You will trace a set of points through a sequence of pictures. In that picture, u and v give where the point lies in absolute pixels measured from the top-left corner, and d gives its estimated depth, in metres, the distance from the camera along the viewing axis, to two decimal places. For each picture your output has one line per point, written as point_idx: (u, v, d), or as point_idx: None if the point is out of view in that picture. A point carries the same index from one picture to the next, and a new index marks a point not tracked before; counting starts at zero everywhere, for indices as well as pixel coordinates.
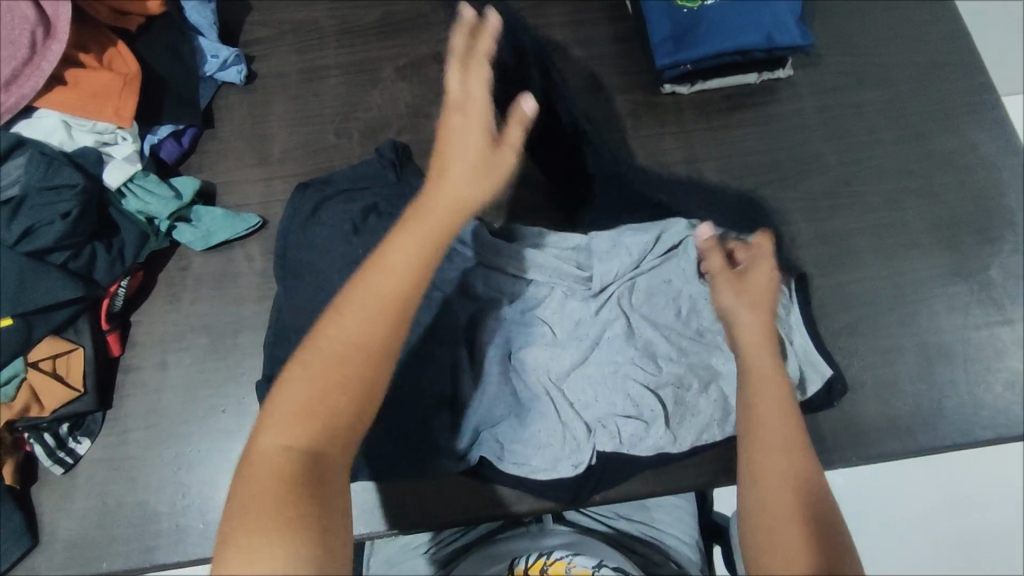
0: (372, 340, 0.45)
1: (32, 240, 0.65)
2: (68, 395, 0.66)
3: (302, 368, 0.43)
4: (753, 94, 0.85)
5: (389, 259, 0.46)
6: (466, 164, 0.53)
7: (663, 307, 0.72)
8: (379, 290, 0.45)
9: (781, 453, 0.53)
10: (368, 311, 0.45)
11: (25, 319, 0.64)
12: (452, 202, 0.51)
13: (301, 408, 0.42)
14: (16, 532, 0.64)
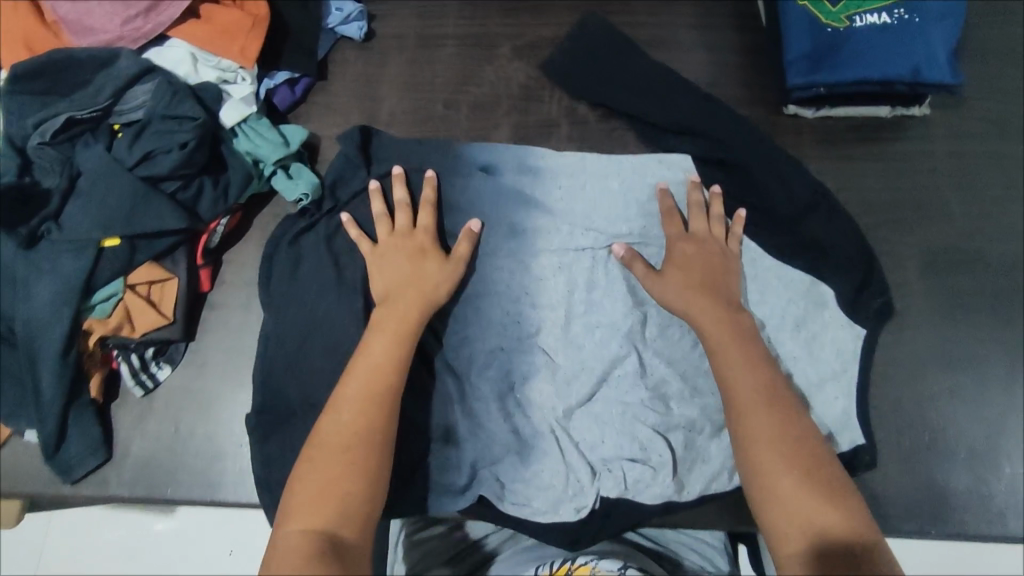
0: (364, 439, 0.56)
1: (149, 165, 0.67)
2: (158, 321, 0.67)
3: (309, 465, 0.55)
4: (882, 128, 0.80)
5: (374, 352, 0.61)
6: (425, 267, 0.67)
7: (674, 340, 0.71)
8: (371, 376, 0.59)
9: (773, 441, 0.54)
10: (354, 405, 0.58)
11: (130, 241, 0.66)
12: (423, 302, 0.65)
13: (315, 499, 0.52)
14: (94, 444, 0.66)
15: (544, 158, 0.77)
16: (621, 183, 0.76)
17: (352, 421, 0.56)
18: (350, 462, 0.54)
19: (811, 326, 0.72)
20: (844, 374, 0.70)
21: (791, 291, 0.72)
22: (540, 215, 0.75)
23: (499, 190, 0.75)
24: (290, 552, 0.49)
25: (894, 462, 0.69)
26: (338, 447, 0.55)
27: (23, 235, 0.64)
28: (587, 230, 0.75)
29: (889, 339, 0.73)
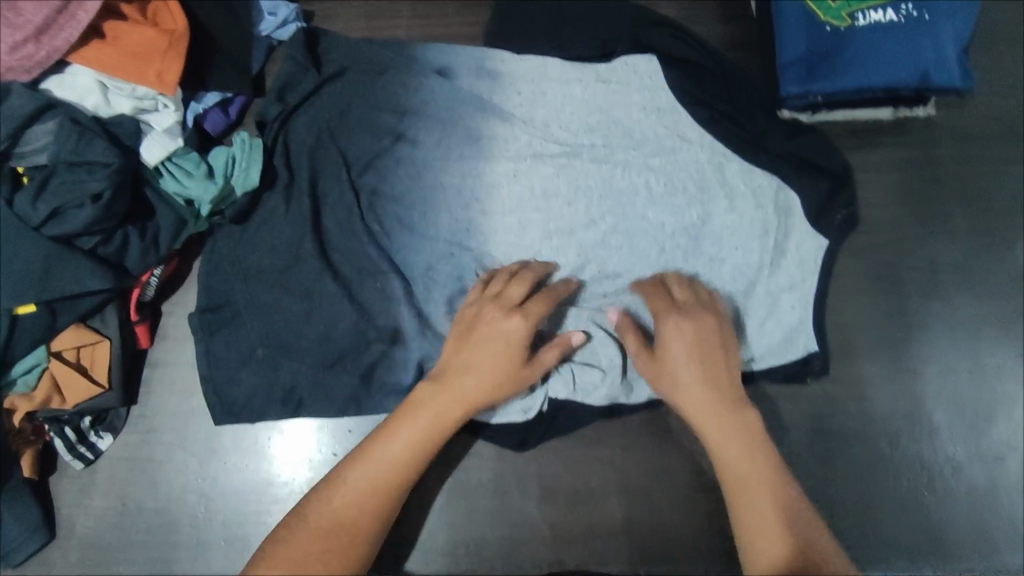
0: (361, 524, 0.49)
1: (59, 223, 0.58)
2: (92, 390, 0.61)
3: (291, 538, 0.47)
4: (883, 132, 0.73)
5: (477, 372, 0.56)
6: (488, 366, 0.56)
7: (632, 242, 0.67)
8: (386, 470, 0.51)
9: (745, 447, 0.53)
10: (358, 499, 0.49)
11: (49, 306, 0.59)
12: (463, 402, 0.55)
13: (313, 554, 0.46)
14: (32, 526, 0.61)
15: (503, 61, 0.72)
16: (585, 88, 0.71)
17: (398, 464, 0.52)
18: (358, 541, 0.48)
19: (773, 230, 0.67)
20: (801, 282, 0.67)
21: (755, 191, 0.68)
22: (495, 121, 0.70)
23: (457, 95, 0.71)
24: (303, 560, 0.45)
25: (892, 504, 0.65)
26: (377, 475, 0.51)
27: None
28: (543, 140, 0.70)
29: (891, 368, 0.67)
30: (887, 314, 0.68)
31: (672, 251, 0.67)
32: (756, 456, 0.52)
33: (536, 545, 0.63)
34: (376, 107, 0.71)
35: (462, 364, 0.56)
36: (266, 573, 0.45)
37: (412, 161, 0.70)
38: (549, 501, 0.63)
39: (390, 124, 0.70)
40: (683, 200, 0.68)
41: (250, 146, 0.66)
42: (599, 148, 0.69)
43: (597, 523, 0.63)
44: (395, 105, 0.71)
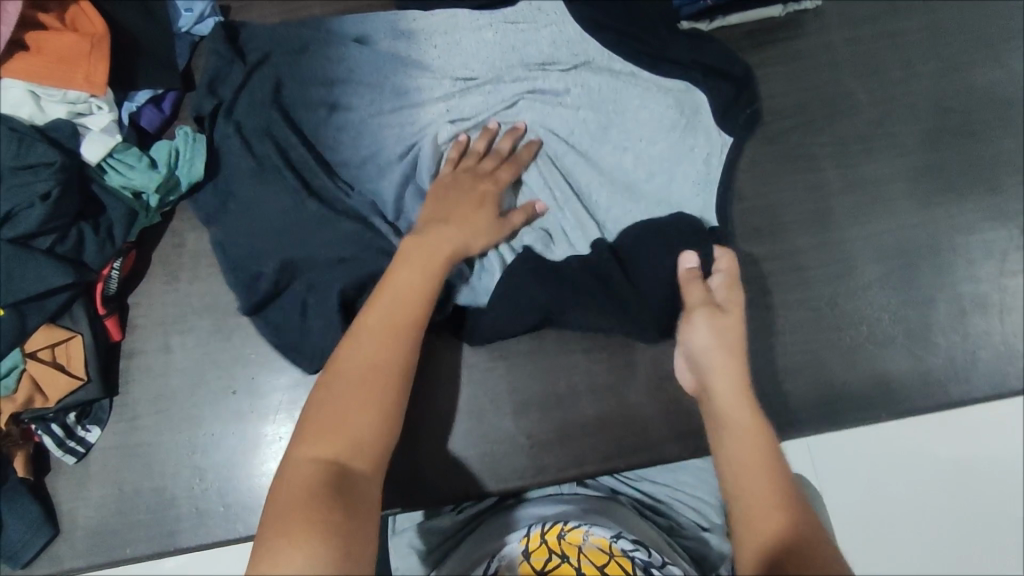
0: (383, 369, 0.55)
1: (14, 224, 0.61)
2: (72, 384, 0.64)
3: (318, 412, 0.52)
4: (777, 29, 0.78)
5: (454, 226, 0.64)
6: (473, 219, 0.65)
7: (557, 141, 0.73)
8: (400, 308, 0.58)
9: (755, 457, 0.54)
10: (376, 340, 0.56)
11: (16, 308, 0.61)
12: (450, 250, 0.62)
13: (329, 424, 0.51)
14: (35, 522, 0.63)
15: (415, 20, 0.75)
16: (496, 33, 0.75)
17: (400, 311, 0.58)
18: (387, 379, 0.55)
19: (681, 129, 0.72)
20: (705, 176, 0.72)
21: (663, 91, 0.74)
22: (414, 76, 0.74)
23: (374, 50, 0.74)
24: (343, 410, 0.52)
25: (840, 359, 0.69)
26: (387, 326, 0.57)
27: None
28: (463, 85, 0.74)
29: (816, 239, 0.72)
30: (805, 190, 0.74)
31: (599, 156, 0.72)
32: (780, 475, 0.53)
33: (520, 455, 0.67)
34: (305, 84, 0.73)
35: (441, 219, 0.64)
36: (307, 440, 0.51)
37: (344, 119, 0.73)
38: (523, 413, 0.68)
39: (322, 101, 0.73)
40: (599, 111, 0.73)
41: (191, 139, 0.69)
42: (516, 81, 0.74)
43: (571, 422, 0.67)
44: (324, 81, 0.73)
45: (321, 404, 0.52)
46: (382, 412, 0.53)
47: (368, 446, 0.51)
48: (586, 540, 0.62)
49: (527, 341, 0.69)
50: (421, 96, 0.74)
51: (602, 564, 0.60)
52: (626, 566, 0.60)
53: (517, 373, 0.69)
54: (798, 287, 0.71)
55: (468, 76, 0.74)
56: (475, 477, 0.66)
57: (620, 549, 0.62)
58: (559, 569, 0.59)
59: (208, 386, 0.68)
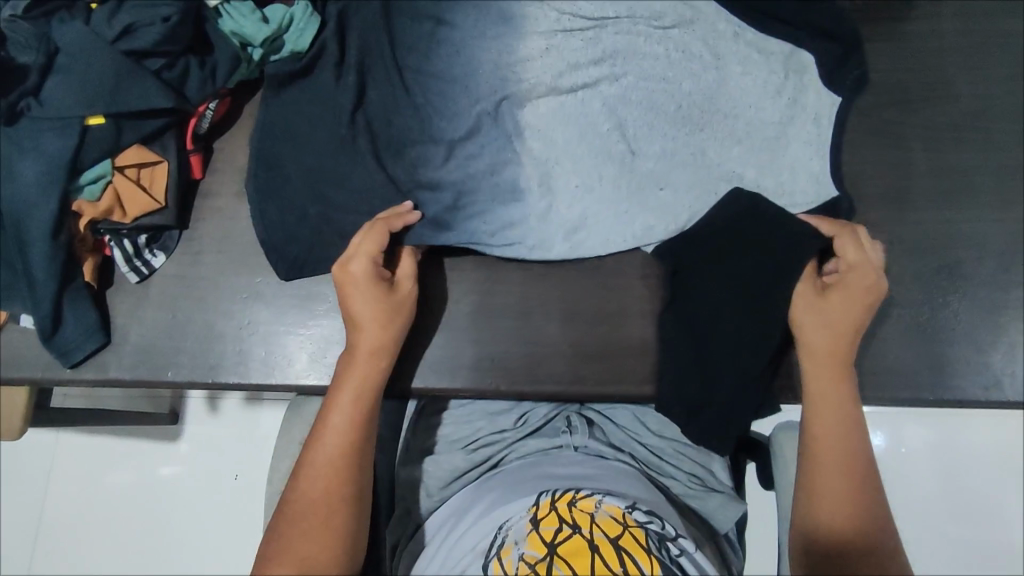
0: (337, 496, 0.59)
1: (131, 39, 0.64)
2: (150, 206, 0.66)
3: (281, 533, 0.57)
4: (888, 8, 0.77)
5: (369, 330, 0.62)
6: (373, 317, 0.62)
7: (665, 88, 0.71)
8: (338, 437, 0.60)
9: (843, 456, 0.61)
10: (324, 467, 0.59)
11: (116, 120, 0.64)
12: (374, 351, 0.62)
13: (290, 553, 0.56)
14: (92, 327, 0.65)
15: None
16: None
17: (340, 433, 0.60)
18: (341, 505, 0.58)
19: (790, 89, 0.72)
20: (816, 139, 0.71)
21: (767, 52, 0.73)
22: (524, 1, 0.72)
23: None
24: (301, 543, 0.57)
25: (895, 335, 0.68)
26: (334, 442, 0.60)
27: (3, 110, 0.61)
28: (572, 15, 0.72)
29: (892, 215, 0.71)
30: (890, 165, 0.73)
31: (711, 112, 0.71)
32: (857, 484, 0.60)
33: (557, 362, 0.67)
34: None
35: (359, 322, 0.62)
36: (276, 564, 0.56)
37: (447, 30, 0.71)
38: (570, 322, 0.68)
39: (428, 7, 0.72)
40: (705, 64, 0.72)
41: (308, 10, 0.70)
42: (633, 20, 0.73)
43: (617, 340, 0.67)
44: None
45: (286, 532, 0.57)
46: (337, 547, 0.57)
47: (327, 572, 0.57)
48: (598, 509, 0.62)
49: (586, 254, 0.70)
50: (528, 25, 0.72)
51: (615, 535, 0.59)
52: (640, 537, 0.59)
53: (571, 284, 0.69)
54: None
55: (578, 10, 0.72)
56: (512, 374, 0.66)
57: (634, 520, 0.61)
58: (571, 541, 0.58)
59: None
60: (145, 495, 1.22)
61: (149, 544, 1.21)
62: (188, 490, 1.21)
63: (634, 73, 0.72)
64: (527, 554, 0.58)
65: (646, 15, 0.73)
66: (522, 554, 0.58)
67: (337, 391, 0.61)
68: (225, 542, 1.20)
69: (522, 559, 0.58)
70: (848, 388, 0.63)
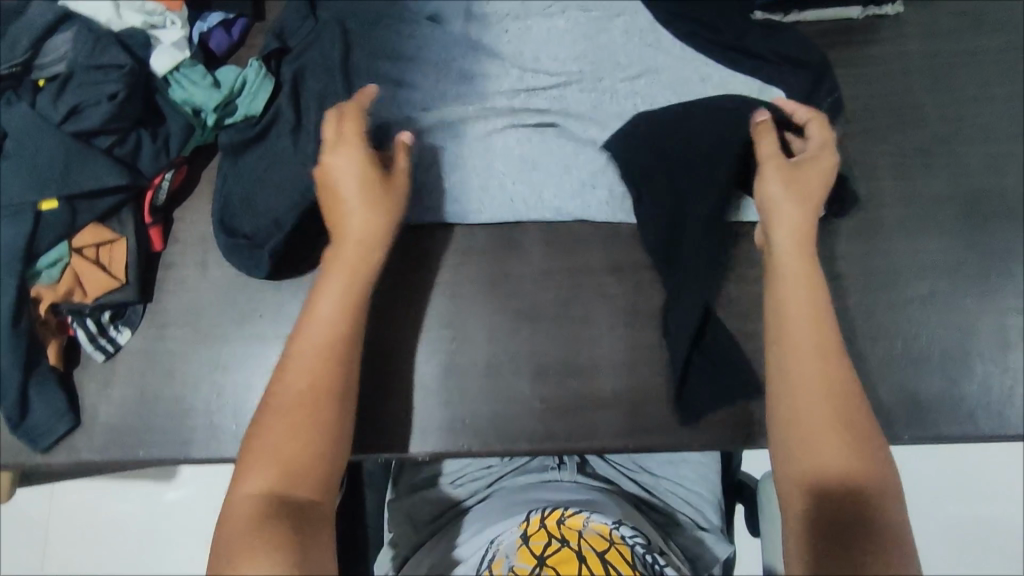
0: (321, 381, 0.56)
1: (78, 120, 0.63)
2: (110, 284, 0.65)
3: (263, 428, 0.54)
4: (852, 32, 0.76)
5: (356, 207, 0.62)
6: (356, 206, 0.62)
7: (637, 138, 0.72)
8: (325, 329, 0.58)
9: (816, 369, 0.54)
10: (308, 355, 0.57)
11: (69, 202, 0.63)
12: (352, 262, 0.61)
13: (273, 449, 0.52)
14: (60, 410, 0.65)
15: (488, 4, 0.76)
16: (568, 20, 0.76)
17: (321, 346, 0.57)
18: (328, 393, 0.55)
19: None
20: None
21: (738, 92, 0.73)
22: (488, 60, 0.75)
23: (442, 9, 0.76)
24: (279, 438, 0.53)
25: (871, 372, 0.67)
26: (315, 344, 0.57)
27: None
28: (536, 72, 0.74)
29: (863, 248, 0.70)
30: (859, 197, 0.72)
31: None
32: (845, 411, 0.53)
33: (529, 419, 0.66)
34: (374, 54, 0.74)
35: (351, 210, 0.62)
36: (250, 474, 0.52)
37: (411, 90, 0.73)
38: (541, 377, 0.67)
39: (388, 68, 0.73)
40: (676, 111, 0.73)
41: (261, 71, 0.70)
42: (598, 73, 0.75)
43: (587, 393, 0.67)
44: (392, 52, 0.74)
45: (262, 440, 0.53)
46: (326, 439, 0.54)
47: (311, 460, 0.53)
48: (586, 525, 0.60)
49: (553, 306, 0.69)
50: (495, 85, 0.74)
51: (602, 549, 0.57)
52: (627, 552, 0.57)
53: (541, 339, 0.68)
54: (838, 294, 0.69)
55: (543, 67, 0.75)
56: (484, 433, 0.66)
57: (621, 536, 0.60)
58: (560, 553, 0.56)
59: (240, 307, 0.70)
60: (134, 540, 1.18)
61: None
62: (168, 539, 1.14)
63: (603, 124, 0.73)
64: (517, 566, 0.56)
65: (608, 66, 0.75)
66: (511, 565, 0.56)
67: (318, 299, 0.60)
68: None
69: (512, 571, 0.56)
70: (819, 325, 0.56)
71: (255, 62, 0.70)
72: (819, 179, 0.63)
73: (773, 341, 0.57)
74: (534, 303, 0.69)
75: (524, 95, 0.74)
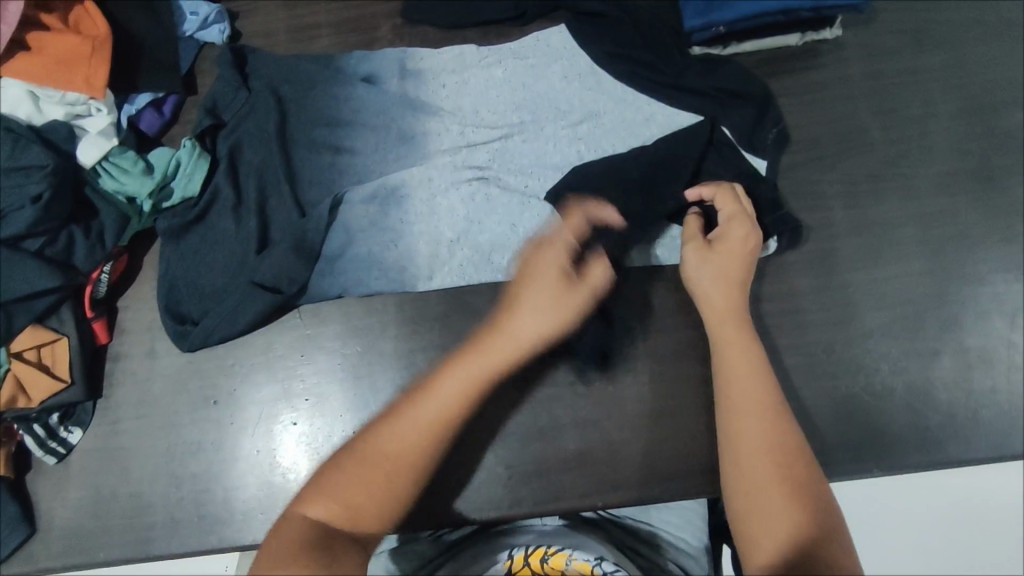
0: (423, 443, 0.51)
1: (4, 225, 0.61)
2: (55, 386, 0.64)
3: (335, 471, 0.49)
4: (793, 59, 0.75)
5: (538, 307, 0.57)
6: (545, 283, 0.57)
7: None
8: (456, 394, 0.53)
9: (760, 417, 0.55)
10: (418, 428, 0.51)
11: (4, 309, 0.62)
12: (519, 341, 0.56)
13: (339, 483, 0.49)
14: (13, 520, 0.64)
15: (422, 59, 0.75)
16: (505, 70, 0.75)
17: (434, 419, 0.51)
18: (422, 451, 0.51)
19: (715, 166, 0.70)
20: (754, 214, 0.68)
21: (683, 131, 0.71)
22: (426, 118, 0.73)
23: (377, 69, 0.75)
24: (354, 477, 0.49)
25: (835, 409, 0.67)
26: (441, 409, 0.52)
27: None
28: (475, 127, 0.73)
29: (818, 282, 0.70)
30: (811, 228, 0.71)
31: None
32: (786, 455, 0.53)
33: (494, 487, 0.65)
34: (309, 121, 0.72)
35: (518, 306, 0.57)
36: (319, 501, 0.48)
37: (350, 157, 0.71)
38: (503, 442, 0.66)
39: (323, 135, 0.72)
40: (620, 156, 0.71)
41: (195, 151, 0.68)
42: (540, 122, 0.73)
43: (551, 455, 0.66)
44: (327, 117, 0.72)
45: (341, 473, 0.49)
46: (396, 501, 0.49)
47: (375, 509, 0.49)
48: (569, 564, 0.59)
49: (510, 368, 0.68)
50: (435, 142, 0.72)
51: None
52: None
53: (500, 403, 0.67)
54: (796, 331, 0.69)
55: (482, 121, 0.73)
56: (450, 507, 0.65)
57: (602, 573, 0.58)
58: None
59: (192, 394, 0.68)
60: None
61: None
62: None
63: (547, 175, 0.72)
64: None
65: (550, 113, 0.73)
66: None
67: (438, 379, 0.54)
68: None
69: None
70: (757, 368, 0.58)
71: (188, 141, 0.68)
72: (738, 252, 0.64)
73: (721, 385, 0.59)
74: None
75: (465, 151, 0.72)
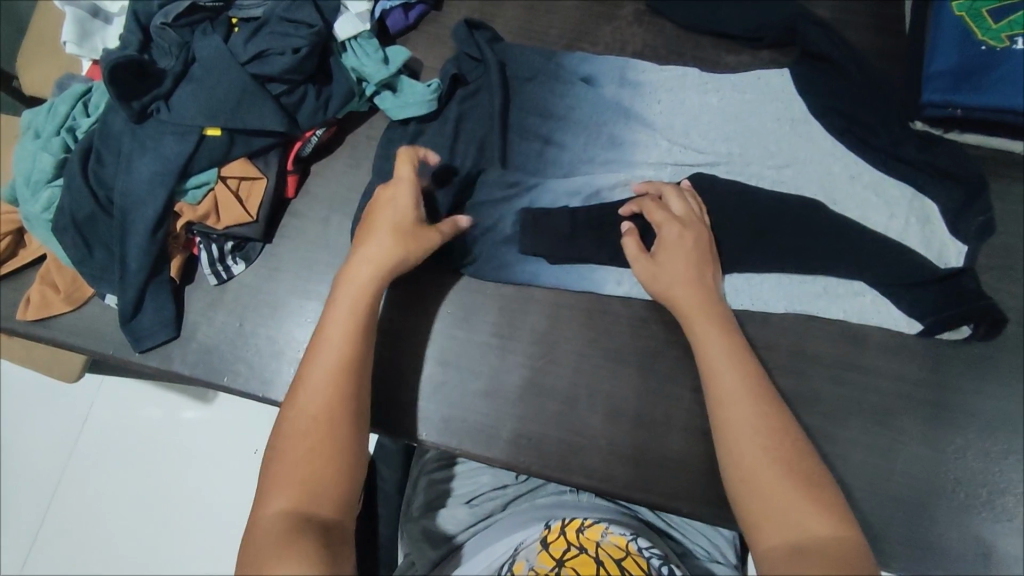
0: (331, 405, 0.54)
1: (262, 64, 0.68)
2: (242, 218, 0.69)
3: (274, 476, 0.51)
4: (1013, 165, 0.74)
5: (380, 236, 0.62)
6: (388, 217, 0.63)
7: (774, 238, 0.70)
8: (334, 347, 0.57)
9: (757, 440, 0.53)
10: (319, 384, 0.55)
11: (230, 134, 0.67)
12: (382, 260, 0.62)
13: (294, 474, 0.51)
14: (165, 319, 0.69)
15: (642, 72, 0.77)
16: (722, 99, 0.76)
17: (336, 353, 0.56)
18: (338, 416, 0.54)
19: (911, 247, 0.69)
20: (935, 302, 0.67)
21: (887, 199, 0.71)
22: (637, 126, 0.75)
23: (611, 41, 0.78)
24: (292, 461, 0.51)
25: (947, 510, 0.65)
26: (331, 357, 0.56)
27: (135, 110, 0.65)
28: (684, 148, 0.74)
29: (970, 384, 0.68)
30: None
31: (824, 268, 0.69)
32: (785, 480, 0.51)
33: (592, 456, 0.67)
34: (532, 85, 0.76)
35: (369, 231, 0.63)
36: (274, 493, 0.50)
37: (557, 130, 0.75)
38: (614, 418, 0.68)
39: (538, 125, 0.75)
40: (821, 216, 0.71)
41: (431, 97, 0.73)
42: (747, 158, 0.73)
43: (655, 448, 0.67)
44: (547, 93, 0.76)
45: (279, 461, 0.52)
46: (347, 459, 0.53)
47: (331, 483, 0.51)
48: (604, 537, 0.60)
49: (642, 354, 0.69)
50: (641, 147, 0.74)
51: (620, 557, 0.56)
52: (643, 563, 0.56)
53: (622, 381, 0.69)
54: (932, 423, 0.67)
55: (691, 144, 0.74)
56: (546, 458, 0.67)
57: (636, 548, 0.59)
58: (578, 559, 0.56)
59: None
60: (156, 438, 1.06)
61: (149, 517, 1.04)
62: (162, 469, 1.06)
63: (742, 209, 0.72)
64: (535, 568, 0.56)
65: (760, 148, 0.73)
66: (531, 568, 0.57)
67: (330, 309, 0.59)
68: (228, 536, 1.02)
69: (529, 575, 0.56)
70: (750, 385, 0.56)
71: (438, 84, 0.73)
72: (694, 259, 0.64)
73: (715, 415, 0.56)
74: (626, 344, 0.70)
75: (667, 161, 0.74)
